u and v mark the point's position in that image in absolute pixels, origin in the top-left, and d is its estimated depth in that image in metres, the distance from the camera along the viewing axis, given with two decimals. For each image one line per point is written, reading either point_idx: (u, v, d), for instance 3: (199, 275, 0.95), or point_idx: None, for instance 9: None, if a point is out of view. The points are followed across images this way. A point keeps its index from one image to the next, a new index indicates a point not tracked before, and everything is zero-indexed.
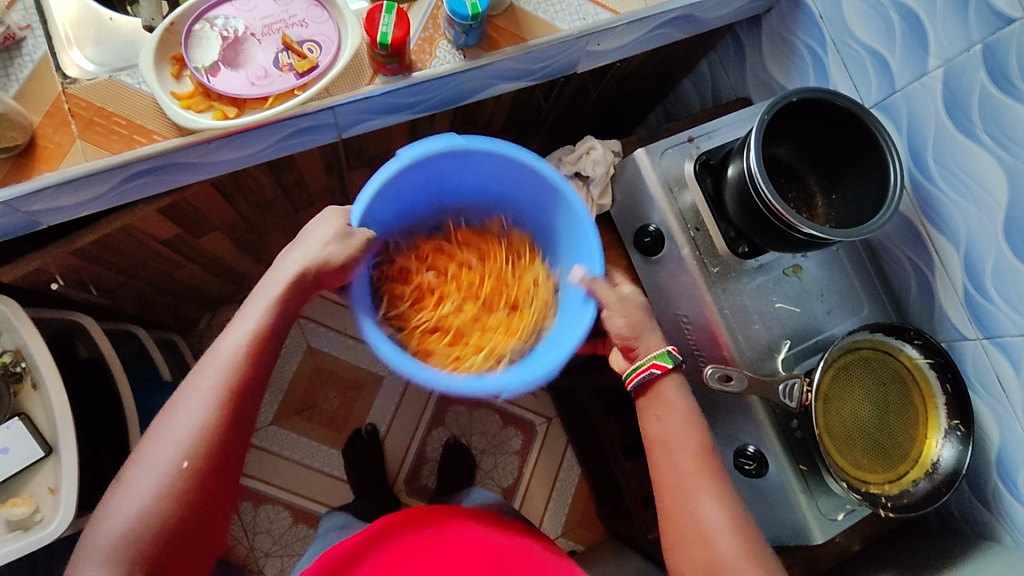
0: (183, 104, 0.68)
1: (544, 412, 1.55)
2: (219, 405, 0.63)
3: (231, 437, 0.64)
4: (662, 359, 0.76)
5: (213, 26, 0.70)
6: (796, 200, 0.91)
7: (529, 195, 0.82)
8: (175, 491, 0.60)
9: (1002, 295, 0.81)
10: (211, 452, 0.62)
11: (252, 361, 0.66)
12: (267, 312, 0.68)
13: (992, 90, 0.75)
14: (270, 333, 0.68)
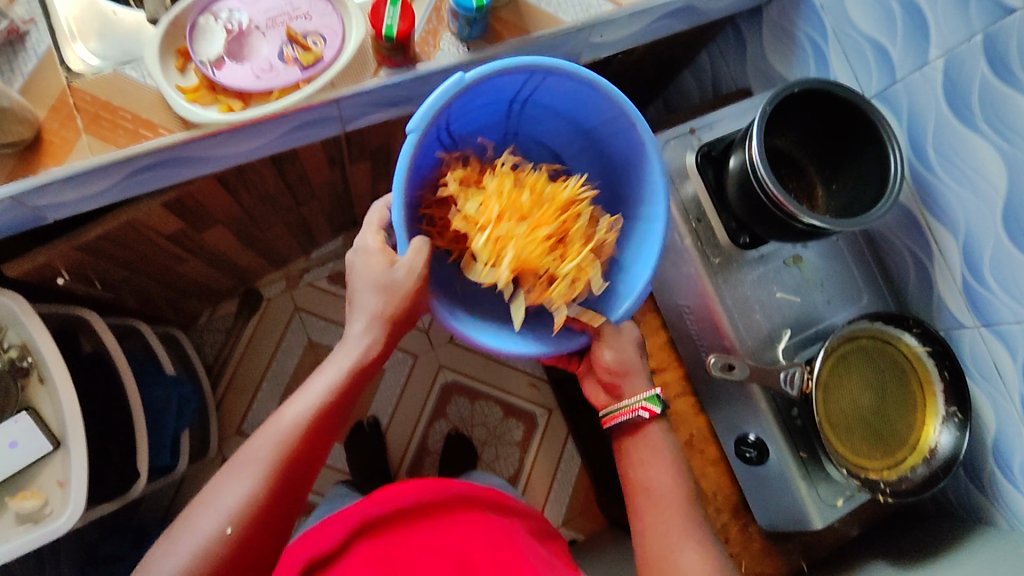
0: (188, 98, 0.67)
1: (545, 403, 1.56)
2: (271, 472, 0.65)
3: (277, 505, 0.65)
4: (651, 403, 0.75)
5: (217, 19, 0.70)
6: (796, 190, 0.92)
7: (606, 128, 0.70)
8: (211, 551, 0.61)
9: (1000, 283, 0.82)
10: (255, 518, 0.63)
11: (309, 428, 0.67)
12: (330, 386, 0.69)
13: (993, 79, 0.75)
14: (330, 407, 0.69)
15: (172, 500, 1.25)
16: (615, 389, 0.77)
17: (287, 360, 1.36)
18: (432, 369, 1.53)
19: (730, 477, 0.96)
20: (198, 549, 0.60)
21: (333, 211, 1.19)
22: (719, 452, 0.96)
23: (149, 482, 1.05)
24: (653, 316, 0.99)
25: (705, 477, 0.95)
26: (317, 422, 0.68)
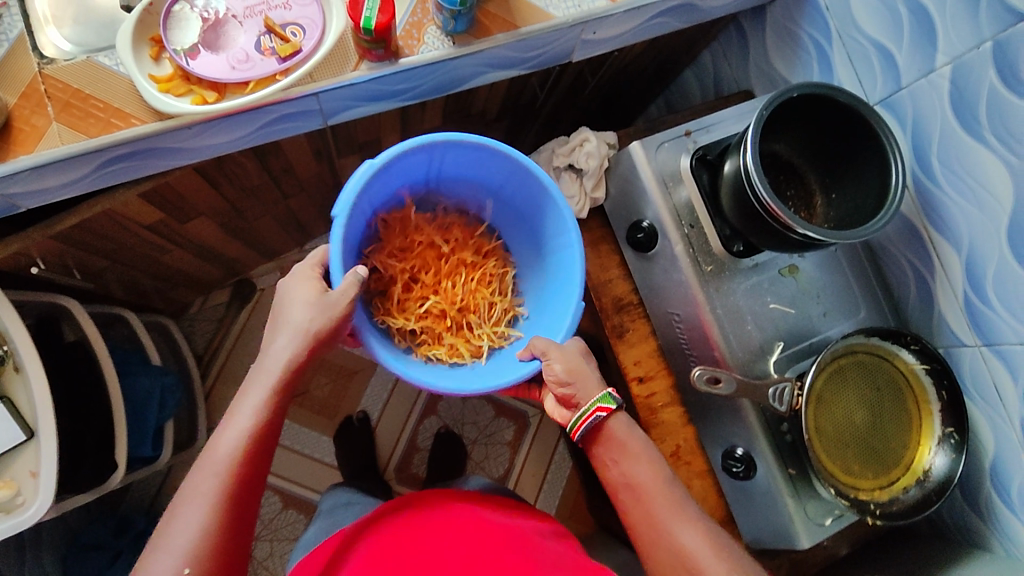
0: (161, 88, 0.66)
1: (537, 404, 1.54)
2: (219, 505, 0.62)
3: (233, 535, 0.63)
4: (604, 402, 0.75)
5: (193, 7, 0.68)
6: (794, 198, 0.88)
7: (513, 185, 0.87)
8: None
9: (1002, 302, 0.81)
10: (215, 549, 0.61)
11: (251, 450, 0.65)
12: (263, 402, 0.67)
13: (1002, 89, 0.72)
14: (265, 424, 0.67)
15: (160, 489, 1.25)
16: (573, 399, 0.76)
17: None
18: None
19: (715, 490, 0.94)
20: None
21: (323, 205, 1.18)
22: (706, 464, 0.94)
23: (129, 473, 1.04)
24: (643, 322, 0.97)
25: (690, 489, 0.93)
26: (255, 443, 0.66)
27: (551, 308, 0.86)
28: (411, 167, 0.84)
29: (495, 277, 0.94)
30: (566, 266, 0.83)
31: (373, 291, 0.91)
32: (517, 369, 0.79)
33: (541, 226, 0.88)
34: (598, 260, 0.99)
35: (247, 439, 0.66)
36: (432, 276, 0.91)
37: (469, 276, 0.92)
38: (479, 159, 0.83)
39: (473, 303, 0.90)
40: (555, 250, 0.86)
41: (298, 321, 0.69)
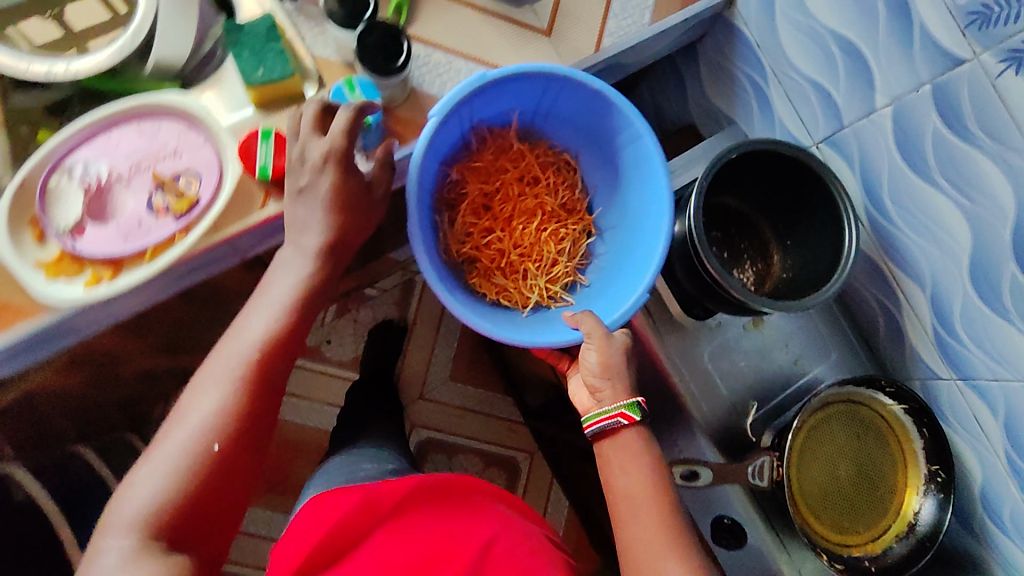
0: (50, 274, 0.60)
1: (524, 447, 1.53)
2: (242, 382, 0.58)
3: (253, 423, 0.58)
4: (630, 410, 0.73)
5: (72, 177, 0.61)
6: (749, 249, 0.89)
7: (607, 122, 0.82)
8: (197, 472, 0.55)
9: (973, 339, 0.79)
10: (234, 441, 0.57)
11: (279, 338, 0.61)
12: (289, 302, 0.61)
13: (947, 134, 0.68)
14: (289, 327, 0.61)
15: None
16: (598, 394, 0.75)
17: None
18: (406, 430, 1.48)
19: None
20: (182, 464, 0.54)
21: None
22: None
23: None
24: None
25: None
26: (280, 338, 0.61)
27: (623, 269, 0.83)
28: (530, 90, 0.82)
29: (570, 238, 0.91)
30: (652, 210, 0.80)
31: (448, 200, 0.91)
32: (557, 334, 0.78)
33: (629, 170, 0.85)
34: None
35: (275, 326, 0.61)
36: (510, 210, 0.90)
37: (543, 226, 0.91)
38: (582, 100, 0.81)
39: (536, 253, 0.90)
40: (635, 180, 0.83)
41: (303, 243, 0.62)
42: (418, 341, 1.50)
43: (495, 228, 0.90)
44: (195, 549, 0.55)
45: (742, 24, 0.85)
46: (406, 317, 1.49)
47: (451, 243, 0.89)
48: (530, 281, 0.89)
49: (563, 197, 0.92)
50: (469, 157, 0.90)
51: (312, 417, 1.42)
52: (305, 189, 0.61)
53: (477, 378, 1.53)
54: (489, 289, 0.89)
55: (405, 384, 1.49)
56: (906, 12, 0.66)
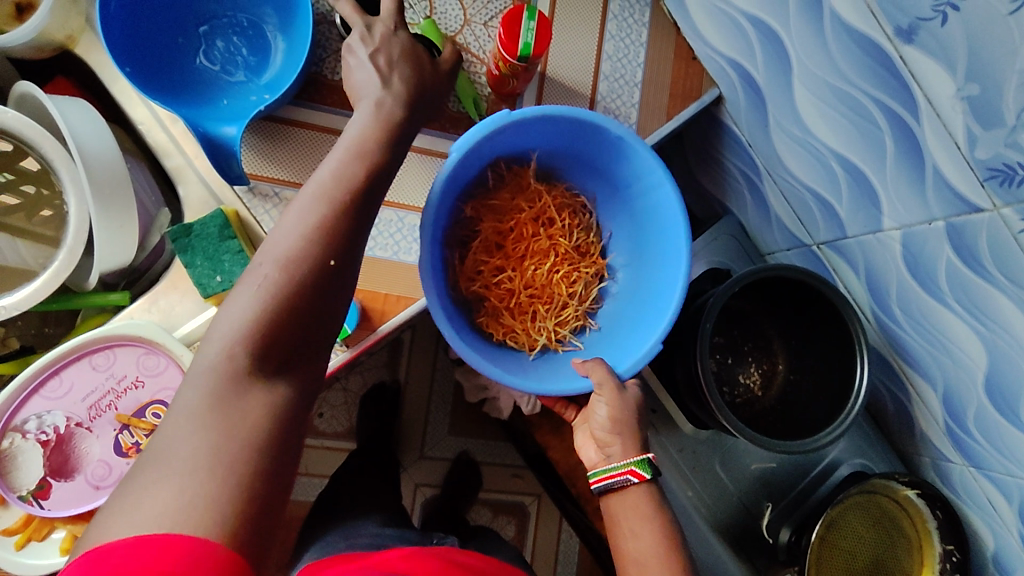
0: (19, 542, 0.55)
1: (531, 490, 1.37)
2: (334, 211, 0.49)
3: (348, 244, 0.49)
4: (639, 467, 0.61)
5: (26, 433, 0.56)
6: (754, 350, 0.85)
7: (612, 157, 0.68)
8: (301, 276, 0.47)
9: (985, 438, 0.75)
10: (338, 248, 0.48)
11: (369, 174, 0.51)
12: (367, 139, 0.52)
13: (962, 266, 0.63)
14: (376, 162, 0.52)
15: None
16: (607, 449, 0.64)
17: None
18: (409, 493, 1.31)
19: None
20: (283, 276, 0.46)
21: None
22: None
23: None
24: None
25: None
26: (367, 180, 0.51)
27: (644, 310, 0.68)
28: (554, 133, 0.68)
29: (583, 281, 0.75)
30: (667, 256, 0.67)
31: (461, 237, 0.76)
32: (565, 378, 0.64)
33: (639, 206, 0.70)
34: (565, 444, 0.93)
35: (357, 175, 0.51)
36: (523, 251, 0.74)
37: (556, 267, 0.75)
38: (601, 143, 0.67)
39: (547, 294, 0.74)
40: (649, 209, 0.68)
41: (377, 99, 0.54)
42: (413, 401, 1.34)
43: (506, 267, 0.74)
44: (297, 359, 0.47)
45: (733, 122, 0.80)
46: (399, 377, 1.34)
47: (459, 278, 0.74)
48: (538, 324, 0.73)
49: (579, 239, 0.76)
50: (486, 192, 0.75)
51: (299, 490, 1.28)
52: (385, 83, 0.55)
53: (475, 427, 1.36)
54: (493, 328, 0.73)
55: (402, 444, 1.33)
56: (917, 153, 0.60)
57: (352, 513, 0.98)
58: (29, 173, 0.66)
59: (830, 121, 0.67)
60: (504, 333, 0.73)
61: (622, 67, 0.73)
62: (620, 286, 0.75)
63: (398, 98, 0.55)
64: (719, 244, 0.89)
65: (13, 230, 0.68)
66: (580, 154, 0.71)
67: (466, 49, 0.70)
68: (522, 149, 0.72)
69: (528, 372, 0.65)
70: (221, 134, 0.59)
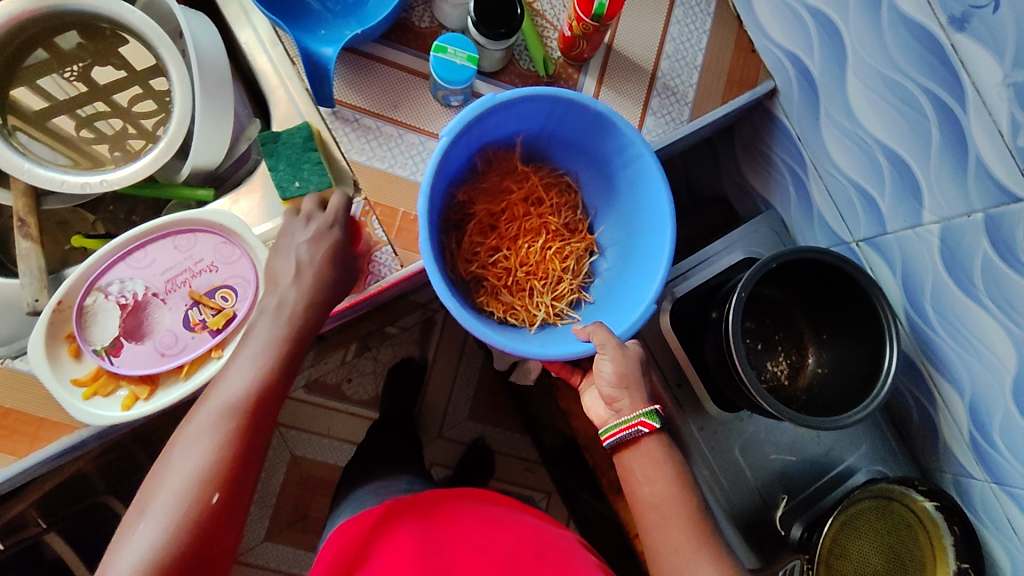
0: (87, 392, 0.60)
1: (542, 485, 1.36)
2: (242, 414, 0.54)
3: (258, 429, 0.54)
4: (649, 418, 0.63)
5: (108, 295, 0.61)
6: (783, 340, 0.87)
7: (594, 135, 0.71)
8: (217, 472, 0.51)
9: (1009, 449, 0.75)
10: (246, 431, 0.53)
11: (263, 391, 0.56)
12: (274, 334, 0.58)
13: (996, 259, 0.65)
14: (287, 335, 0.58)
15: None
16: (617, 404, 0.65)
17: (270, 480, 1.28)
18: None
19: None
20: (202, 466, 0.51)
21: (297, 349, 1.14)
22: None
23: None
24: None
25: None
26: (264, 394, 0.56)
27: (634, 280, 0.70)
28: (536, 113, 0.71)
29: (575, 256, 0.78)
30: (656, 229, 0.68)
31: (455, 222, 0.79)
32: (567, 344, 0.66)
33: (622, 181, 0.73)
34: None
35: (270, 372, 0.56)
36: (516, 230, 0.77)
37: (548, 244, 0.78)
38: (587, 122, 0.70)
39: (541, 271, 0.77)
40: (632, 181, 0.71)
41: (289, 273, 0.60)
42: (437, 377, 1.37)
43: (501, 247, 0.77)
44: (208, 553, 0.50)
45: (784, 117, 0.85)
46: (428, 353, 1.36)
47: (455, 261, 0.77)
48: (536, 300, 0.76)
49: (568, 215, 0.79)
50: (475, 178, 0.78)
51: (323, 451, 1.31)
52: (297, 279, 0.60)
53: (494, 414, 1.38)
54: (492, 307, 0.76)
55: (422, 417, 1.35)
56: (962, 143, 0.63)
57: (382, 475, 1.04)
58: (119, 107, 0.75)
59: (880, 111, 0.71)
60: (504, 313, 0.76)
61: (684, 50, 0.79)
62: (608, 264, 0.78)
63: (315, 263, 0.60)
64: (759, 234, 0.92)
65: (84, 160, 0.74)
66: (565, 135, 0.74)
67: (541, 15, 0.76)
68: (506, 135, 0.75)
69: (526, 340, 0.67)
70: (319, 54, 0.67)
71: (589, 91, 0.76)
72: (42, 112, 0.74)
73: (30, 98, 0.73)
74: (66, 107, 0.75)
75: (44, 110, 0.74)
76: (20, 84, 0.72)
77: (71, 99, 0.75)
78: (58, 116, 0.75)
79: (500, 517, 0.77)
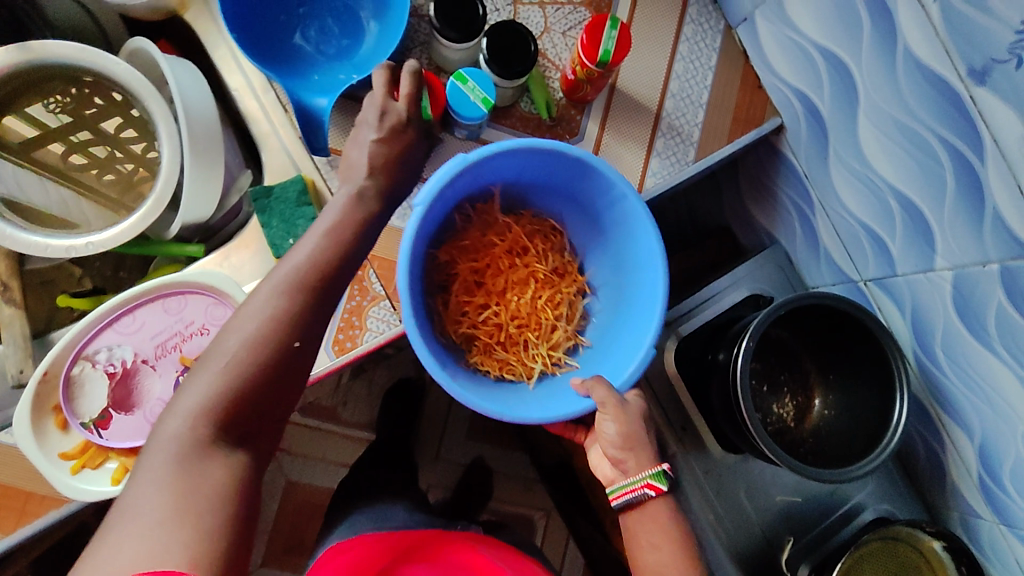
0: (75, 466, 0.57)
1: (542, 506, 1.35)
2: (305, 288, 0.52)
3: (319, 311, 0.53)
4: (657, 480, 0.61)
5: (96, 363, 0.59)
6: (789, 381, 0.86)
7: (576, 181, 0.69)
8: (267, 357, 0.50)
9: (1021, 495, 0.73)
10: (309, 316, 0.52)
11: (327, 266, 0.54)
12: (342, 219, 0.56)
13: (1011, 310, 0.64)
14: (357, 226, 0.57)
15: None
16: (623, 466, 0.63)
17: (266, 509, 1.26)
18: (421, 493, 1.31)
19: None
20: (256, 337, 0.50)
21: None
22: None
23: None
24: None
25: None
26: (328, 258, 0.54)
27: (629, 324, 0.68)
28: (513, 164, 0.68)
29: (566, 301, 0.76)
30: (647, 271, 0.66)
31: (441, 283, 0.76)
32: (569, 401, 0.64)
33: (610, 221, 0.71)
34: None
35: (335, 248, 0.55)
36: (502, 282, 0.74)
37: (537, 292, 0.75)
38: (565, 169, 0.67)
39: (533, 322, 0.74)
40: (619, 222, 0.69)
41: (356, 170, 0.60)
42: (435, 399, 1.35)
43: (488, 303, 0.74)
44: (253, 429, 0.49)
45: (791, 154, 0.83)
46: (425, 376, 1.34)
47: (445, 322, 0.74)
48: (530, 353, 0.73)
49: (554, 260, 0.77)
50: (456, 235, 0.76)
51: (316, 476, 1.28)
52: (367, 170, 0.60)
53: (493, 436, 1.36)
54: (487, 366, 0.73)
55: (420, 440, 1.34)
56: (978, 194, 0.61)
57: (380, 498, 1.00)
58: (108, 135, 0.72)
59: (892, 156, 0.69)
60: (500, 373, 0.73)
61: (689, 87, 0.77)
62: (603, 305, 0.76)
63: (375, 190, 0.60)
64: (764, 271, 0.91)
65: (81, 186, 0.72)
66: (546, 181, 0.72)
67: (543, 55, 0.73)
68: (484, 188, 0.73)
69: (525, 403, 0.65)
70: (312, 105, 0.65)
71: (592, 135, 0.74)
72: (32, 141, 0.71)
73: (19, 127, 0.69)
74: (57, 134, 0.71)
75: (34, 137, 0.70)
76: (8, 113, 0.68)
77: (61, 125, 0.71)
78: (51, 142, 0.72)
79: (512, 554, 0.77)
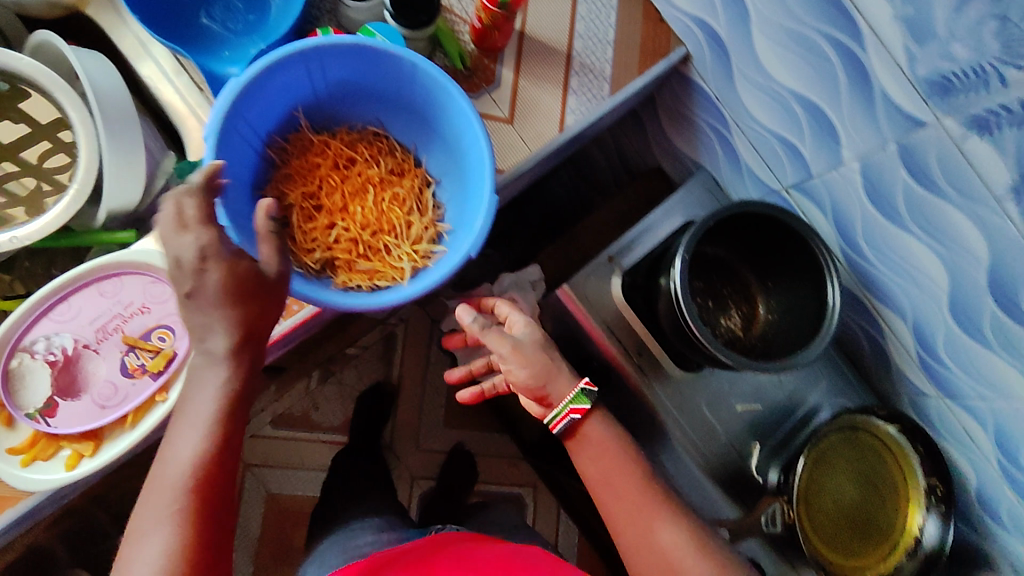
0: (26, 459, 0.57)
1: (526, 478, 1.36)
2: (187, 516, 0.50)
3: (209, 529, 0.51)
4: (579, 402, 0.67)
5: (34, 354, 0.58)
6: (732, 295, 0.89)
7: (370, 70, 0.63)
8: None
9: (956, 363, 0.78)
10: (196, 545, 0.50)
11: (205, 479, 0.51)
12: (209, 421, 0.52)
13: (915, 186, 0.68)
14: (225, 424, 0.53)
15: None
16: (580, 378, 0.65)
17: (248, 524, 1.24)
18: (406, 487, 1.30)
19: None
20: None
21: None
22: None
23: None
24: None
25: None
26: (206, 472, 0.51)
27: (473, 186, 0.64)
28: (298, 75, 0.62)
29: (411, 195, 0.70)
30: (467, 131, 0.62)
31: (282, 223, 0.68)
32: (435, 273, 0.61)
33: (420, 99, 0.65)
34: None
35: (207, 458, 0.52)
36: (340, 198, 0.68)
37: (379, 196, 0.69)
38: (356, 61, 0.62)
39: (386, 224, 0.68)
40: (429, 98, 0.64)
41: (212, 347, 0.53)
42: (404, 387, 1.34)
43: (333, 222, 0.67)
44: None
45: (700, 80, 0.86)
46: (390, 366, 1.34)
47: (296, 256, 0.66)
48: (395, 254, 0.67)
49: (385, 161, 0.70)
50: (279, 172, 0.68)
51: (295, 483, 1.27)
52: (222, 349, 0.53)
53: (469, 416, 1.36)
54: (356, 281, 0.66)
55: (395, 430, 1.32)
56: (866, 81, 0.66)
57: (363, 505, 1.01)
58: (29, 165, 0.68)
59: (788, 62, 0.73)
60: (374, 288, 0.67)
61: (594, 27, 0.80)
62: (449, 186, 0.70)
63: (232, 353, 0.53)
64: (694, 196, 0.93)
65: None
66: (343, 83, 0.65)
67: (450, 10, 0.76)
68: (284, 114, 0.65)
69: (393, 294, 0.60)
70: (223, 75, 0.66)
71: (508, 81, 0.76)
72: None
73: None
74: None
75: None
76: None
77: None
78: None
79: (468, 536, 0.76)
